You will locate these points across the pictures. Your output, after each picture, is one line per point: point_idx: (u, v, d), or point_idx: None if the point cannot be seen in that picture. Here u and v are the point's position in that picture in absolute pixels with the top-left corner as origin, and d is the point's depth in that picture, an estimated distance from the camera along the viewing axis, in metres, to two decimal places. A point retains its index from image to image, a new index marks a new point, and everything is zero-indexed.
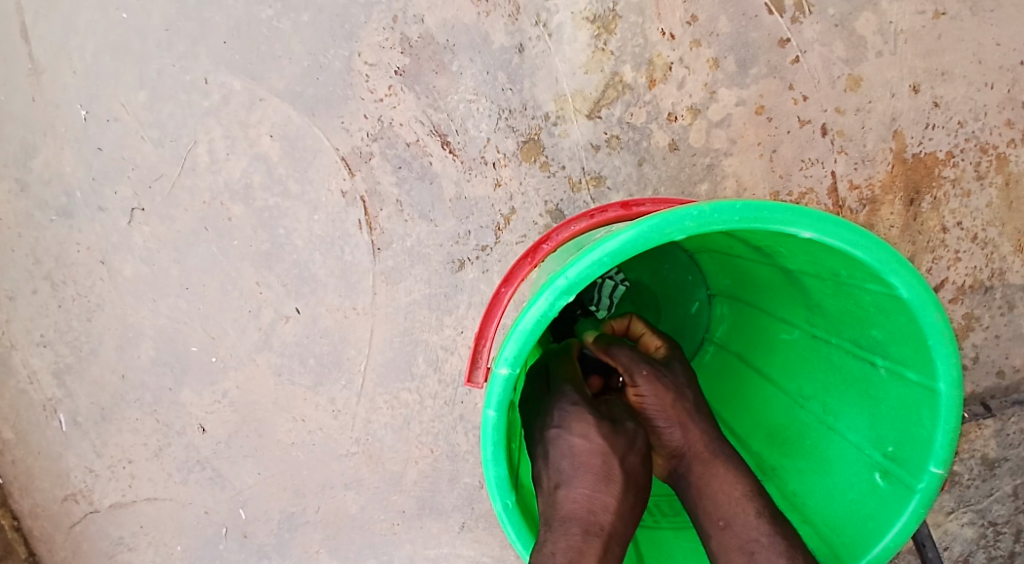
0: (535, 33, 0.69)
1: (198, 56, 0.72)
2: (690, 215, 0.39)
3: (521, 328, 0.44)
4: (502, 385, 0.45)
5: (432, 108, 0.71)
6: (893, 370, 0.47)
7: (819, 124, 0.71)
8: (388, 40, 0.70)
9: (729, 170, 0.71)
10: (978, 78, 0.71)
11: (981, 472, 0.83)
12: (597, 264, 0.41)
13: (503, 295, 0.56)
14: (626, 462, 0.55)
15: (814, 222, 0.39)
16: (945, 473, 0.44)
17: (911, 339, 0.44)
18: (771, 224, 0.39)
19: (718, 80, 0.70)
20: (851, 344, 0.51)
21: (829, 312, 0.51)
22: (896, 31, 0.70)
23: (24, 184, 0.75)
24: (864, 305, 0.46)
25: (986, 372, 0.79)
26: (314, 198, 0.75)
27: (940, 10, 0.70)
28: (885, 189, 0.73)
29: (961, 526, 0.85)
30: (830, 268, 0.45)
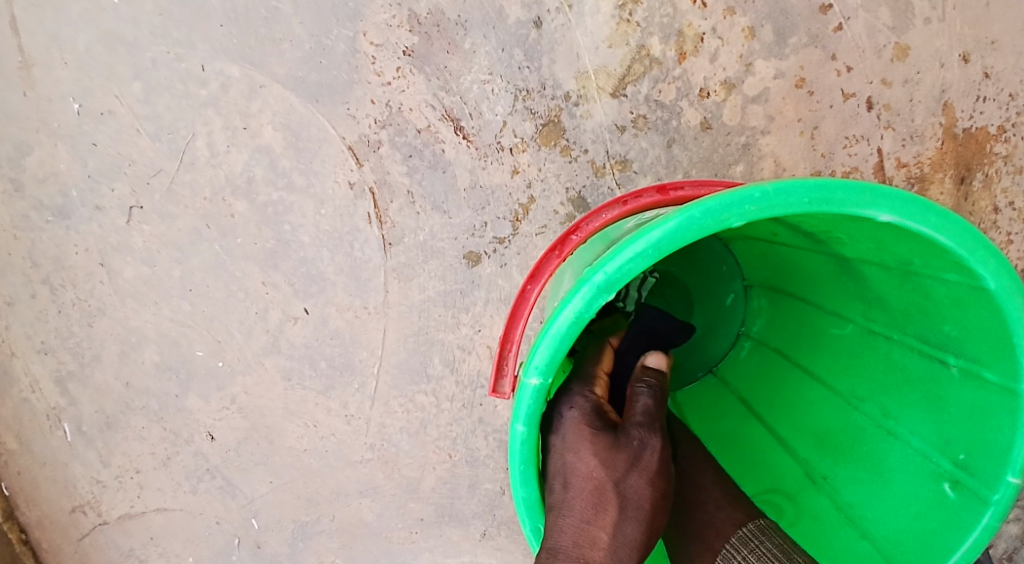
0: (554, 5, 0.65)
1: (195, 43, 0.68)
2: (750, 198, 0.34)
3: (553, 332, 0.39)
4: (533, 396, 0.41)
5: (443, 91, 0.67)
6: (967, 371, 0.42)
7: (864, 97, 0.65)
8: (395, 19, 0.66)
9: (766, 150, 0.66)
10: None
11: None
12: (640, 258, 0.36)
13: (530, 293, 0.52)
14: (622, 484, 0.49)
15: (892, 203, 0.34)
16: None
17: (991, 335, 0.39)
18: (843, 208, 0.34)
19: (754, 51, 0.64)
20: (915, 340, 0.46)
21: (888, 305, 0.46)
22: None
23: (19, 185, 0.72)
24: (935, 296, 0.41)
25: None
26: (321, 191, 0.70)
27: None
28: (935, 167, 0.67)
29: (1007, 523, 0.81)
30: (900, 256, 0.40)
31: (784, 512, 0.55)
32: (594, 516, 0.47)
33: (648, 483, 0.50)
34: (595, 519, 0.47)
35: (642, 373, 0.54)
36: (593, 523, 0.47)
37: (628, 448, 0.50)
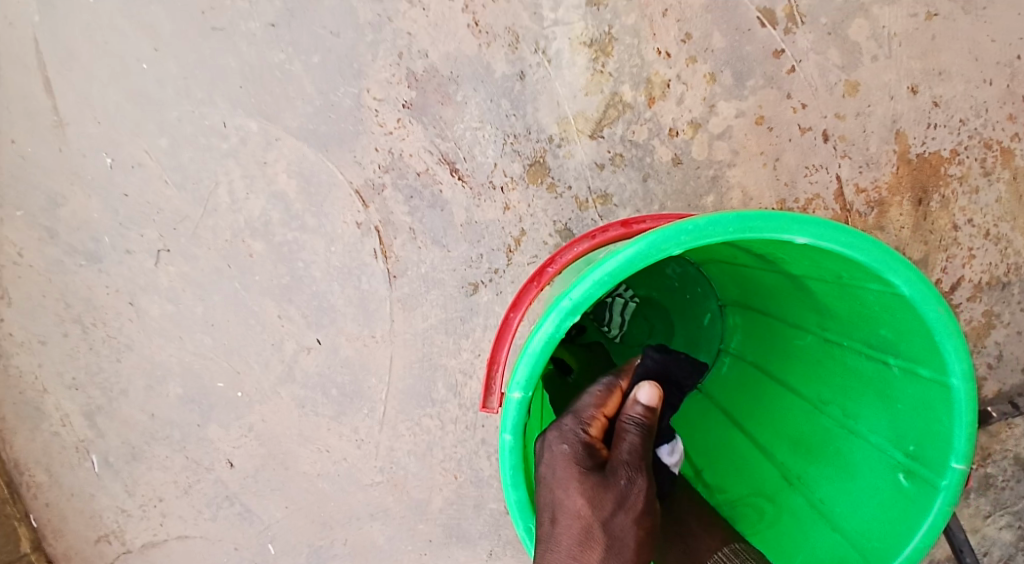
0: (535, 60, 0.72)
1: (216, 102, 0.75)
2: (684, 230, 0.40)
3: (530, 351, 0.45)
4: (517, 408, 0.47)
5: (440, 138, 0.74)
6: (907, 368, 0.48)
7: (819, 131, 0.72)
8: (395, 77, 0.73)
9: (733, 181, 0.72)
10: (977, 75, 0.72)
11: (1016, 473, 0.83)
12: (599, 284, 0.42)
13: (512, 320, 0.57)
14: (609, 524, 0.49)
15: (808, 227, 0.40)
16: (966, 469, 0.45)
17: (919, 335, 0.45)
18: (764, 233, 0.40)
19: (717, 93, 0.71)
20: (862, 345, 0.51)
21: (836, 315, 0.52)
22: (889, 34, 0.71)
23: (53, 233, 0.78)
24: (869, 304, 0.47)
25: (1012, 370, 0.79)
26: (331, 231, 0.77)
27: (934, 12, 0.71)
28: (892, 191, 0.73)
29: (1000, 530, 0.85)
30: (832, 271, 0.46)
31: (767, 512, 0.59)
32: (581, 552, 0.49)
33: (634, 523, 0.50)
34: (581, 556, 0.48)
35: (631, 409, 0.54)
36: (581, 561, 0.48)
37: (615, 487, 0.50)
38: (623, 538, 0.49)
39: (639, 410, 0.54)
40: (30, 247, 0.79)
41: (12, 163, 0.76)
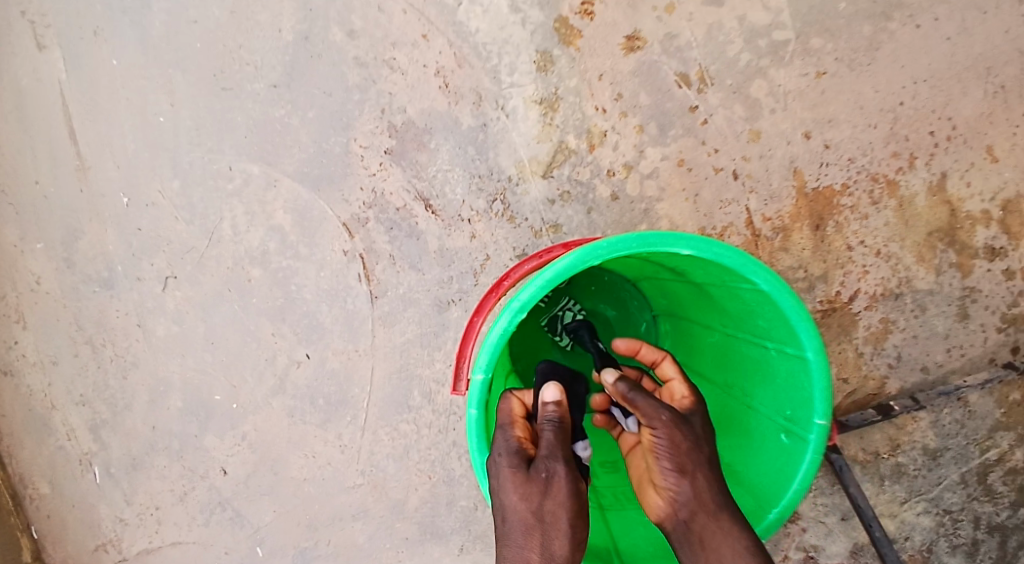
0: (495, 114, 0.86)
1: (224, 148, 0.87)
2: (600, 247, 0.54)
3: (489, 342, 0.58)
4: (480, 387, 0.59)
5: (416, 178, 0.87)
6: (781, 350, 0.61)
7: (730, 171, 0.86)
8: (378, 127, 0.86)
9: (662, 213, 0.87)
10: (863, 121, 0.86)
11: (926, 463, 0.95)
12: (540, 288, 0.55)
13: (476, 323, 0.68)
14: (541, 511, 0.60)
15: (689, 242, 0.54)
16: (828, 423, 0.58)
17: (783, 321, 0.58)
18: (658, 248, 0.54)
19: (645, 141, 0.86)
20: (752, 335, 0.65)
21: (733, 312, 0.66)
22: (785, 91, 0.85)
23: (71, 262, 0.89)
24: (748, 301, 0.61)
25: (911, 369, 0.92)
26: (320, 258, 0.89)
27: (824, 70, 0.85)
28: (793, 219, 0.87)
29: (918, 515, 0.96)
30: (718, 276, 0.60)
31: None
32: (525, 540, 0.59)
33: (561, 505, 0.59)
34: (526, 543, 0.59)
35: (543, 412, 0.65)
36: (526, 546, 0.59)
37: (538, 481, 0.61)
38: (553, 520, 0.59)
39: (546, 408, 0.65)
40: (48, 275, 0.89)
41: (37, 202, 0.88)
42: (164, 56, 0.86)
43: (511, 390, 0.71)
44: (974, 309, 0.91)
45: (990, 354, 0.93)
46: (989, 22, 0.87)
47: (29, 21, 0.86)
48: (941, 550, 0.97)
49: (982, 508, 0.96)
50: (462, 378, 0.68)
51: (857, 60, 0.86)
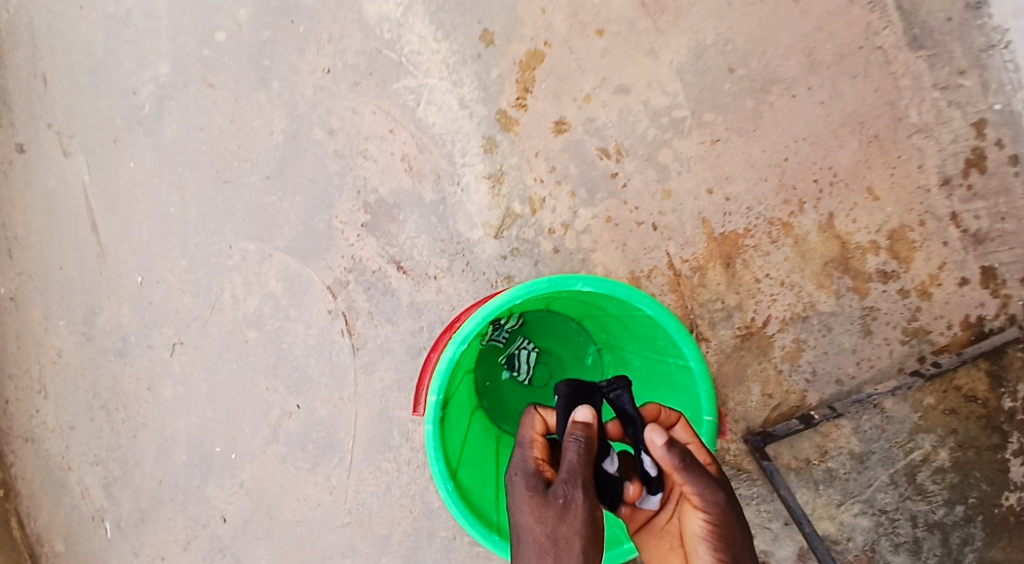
0: (452, 189, 1.03)
1: (224, 231, 1.03)
2: (521, 289, 0.75)
3: (439, 369, 0.77)
4: (433, 405, 0.78)
5: (389, 245, 1.03)
6: (677, 363, 0.80)
7: (650, 224, 1.04)
8: (355, 205, 1.03)
9: (597, 261, 1.04)
10: (755, 176, 1.04)
11: (855, 466, 1.06)
12: (475, 324, 0.76)
13: (432, 357, 0.85)
14: (554, 534, 0.63)
15: (589, 280, 0.75)
16: (715, 417, 0.77)
17: (670, 338, 0.77)
18: (565, 287, 0.76)
19: (578, 203, 1.04)
20: (660, 354, 0.84)
21: (644, 336, 0.85)
22: (687, 157, 1.04)
23: (90, 336, 1.02)
24: (647, 325, 0.81)
25: (826, 382, 1.05)
26: (308, 317, 1.03)
27: (718, 137, 1.04)
28: (707, 259, 1.04)
29: (856, 517, 1.07)
30: (622, 306, 0.81)
31: None
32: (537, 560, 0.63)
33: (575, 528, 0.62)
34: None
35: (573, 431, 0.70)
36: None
37: (554, 505, 0.64)
38: (565, 545, 0.62)
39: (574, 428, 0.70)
40: (69, 349, 1.02)
41: (62, 285, 1.02)
42: (174, 159, 1.03)
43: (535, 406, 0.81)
44: (877, 325, 1.06)
45: (898, 364, 1.07)
46: (858, 84, 1.05)
47: (57, 134, 1.03)
48: (883, 548, 1.07)
49: (917, 507, 1.08)
50: (421, 402, 0.85)
51: (744, 127, 1.04)
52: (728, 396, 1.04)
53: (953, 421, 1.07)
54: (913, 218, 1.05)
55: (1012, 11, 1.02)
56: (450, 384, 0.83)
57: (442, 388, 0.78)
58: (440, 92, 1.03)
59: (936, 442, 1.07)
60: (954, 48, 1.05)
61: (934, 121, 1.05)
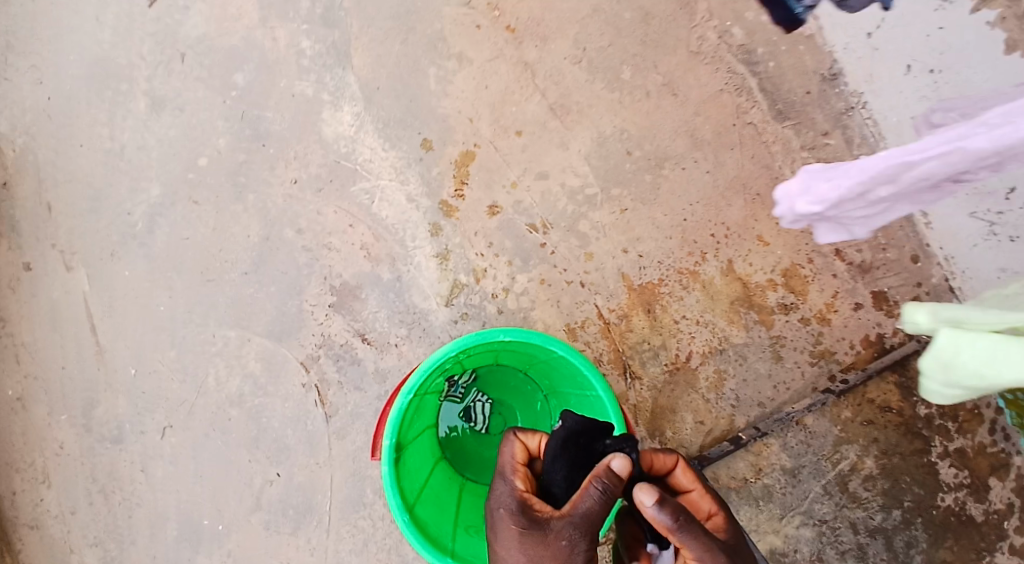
0: (406, 268, 1.21)
1: (208, 322, 1.18)
2: (457, 343, 0.91)
3: (392, 417, 0.90)
4: (389, 449, 0.90)
5: (354, 320, 1.18)
6: (593, 394, 0.97)
7: (578, 281, 1.22)
8: (322, 289, 1.19)
9: (537, 317, 1.21)
10: (662, 234, 1.22)
11: (789, 481, 1.17)
12: (419, 374, 0.89)
13: (388, 411, 0.98)
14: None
15: (509, 332, 0.93)
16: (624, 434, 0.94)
17: (584, 372, 0.95)
18: (492, 338, 0.93)
19: (515, 270, 1.22)
20: (581, 389, 1.01)
21: (568, 375, 1.03)
22: (602, 224, 1.23)
23: (88, 427, 1.16)
24: (567, 364, 0.99)
25: (750, 406, 1.18)
26: (285, 391, 1.16)
27: (626, 207, 1.23)
28: (630, 308, 1.21)
29: (799, 528, 1.17)
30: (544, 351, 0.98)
31: None
32: None
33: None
34: None
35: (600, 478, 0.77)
36: None
37: (553, 546, 0.76)
38: None
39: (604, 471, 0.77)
40: (70, 440, 1.16)
41: (64, 383, 1.17)
42: (163, 265, 1.20)
43: (514, 432, 0.92)
44: (787, 352, 1.19)
45: (813, 383, 1.18)
46: (736, 153, 1.24)
47: (60, 252, 1.20)
48: (829, 555, 1.17)
49: (855, 514, 1.17)
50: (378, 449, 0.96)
51: (647, 197, 1.24)
52: (665, 426, 1.18)
53: (872, 430, 1.17)
54: (802, 257, 1.20)
55: (862, 78, 1.15)
56: (403, 432, 0.95)
57: (395, 433, 0.90)
58: (391, 191, 1.23)
59: (860, 451, 1.17)
60: (816, 115, 1.22)
61: None
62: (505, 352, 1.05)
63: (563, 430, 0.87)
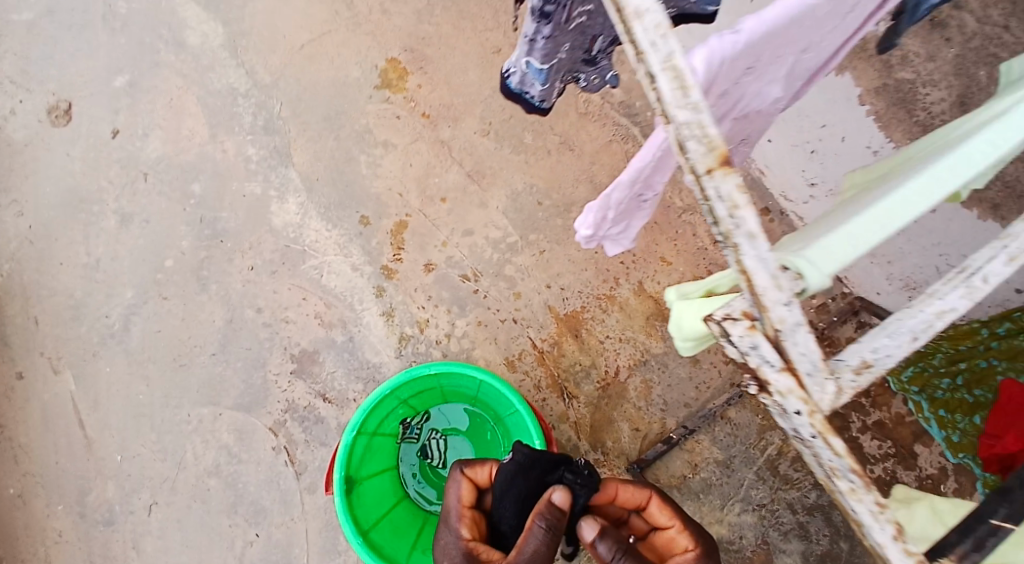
0: (356, 329, 1.36)
1: (184, 403, 1.32)
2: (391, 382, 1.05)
3: (341, 454, 1.02)
4: (339, 483, 1.01)
5: (314, 383, 1.32)
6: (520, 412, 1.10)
7: (511, 319, 1.37)
8: (283, 358, 1.34)
9: (478, 356, 1.36)
10: (578, 268, 1.38)
11: (724, 471, 1.28)
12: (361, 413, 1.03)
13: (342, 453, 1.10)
14: None
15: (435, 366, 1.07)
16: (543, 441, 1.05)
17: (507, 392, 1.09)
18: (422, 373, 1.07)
19: (454, 317, 1.37)
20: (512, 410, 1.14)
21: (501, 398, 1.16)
22: (526, 267, 1.40)
23: (83, 513, 1.28)
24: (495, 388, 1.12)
25: (678, 408, 1.31)
26: (257, 456, 1.29)
27: (544, 249, 1.40)
28: (560, 335, 1.36)
29: (741, 516, 1.26)
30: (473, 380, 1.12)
31: None
32: None
33: None
34: None
35: (541, 513, 0.75)
36: None
37: None
38: None
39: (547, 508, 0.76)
40: (66, 528, 1.28)
41: (58, 476, 1.30)
42: (140, 357, 1.34)
43: (463, 469, 0.90)
44: (703, 355, 1.33)
45: (730, 379, 1.31)
46: None
47: (47, 358, 1.35)
48: (773, 537, 1.25)
49: (789, 495, 1.26)
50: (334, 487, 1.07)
51: (561, 237, 1.41)
52: (605, 437, 1.31)
53: None
54: (702, 270, 1.36)
55: None
56: (355, 469, 1.06)
57: (345, 469, 1.02)
58: (336, 264, 1.40)
59: (782, 434, 1.28)
60: None
61: (694, 200, 1.40)
62: (445, 387, 1.18)
63: (512, 463, 0.82)
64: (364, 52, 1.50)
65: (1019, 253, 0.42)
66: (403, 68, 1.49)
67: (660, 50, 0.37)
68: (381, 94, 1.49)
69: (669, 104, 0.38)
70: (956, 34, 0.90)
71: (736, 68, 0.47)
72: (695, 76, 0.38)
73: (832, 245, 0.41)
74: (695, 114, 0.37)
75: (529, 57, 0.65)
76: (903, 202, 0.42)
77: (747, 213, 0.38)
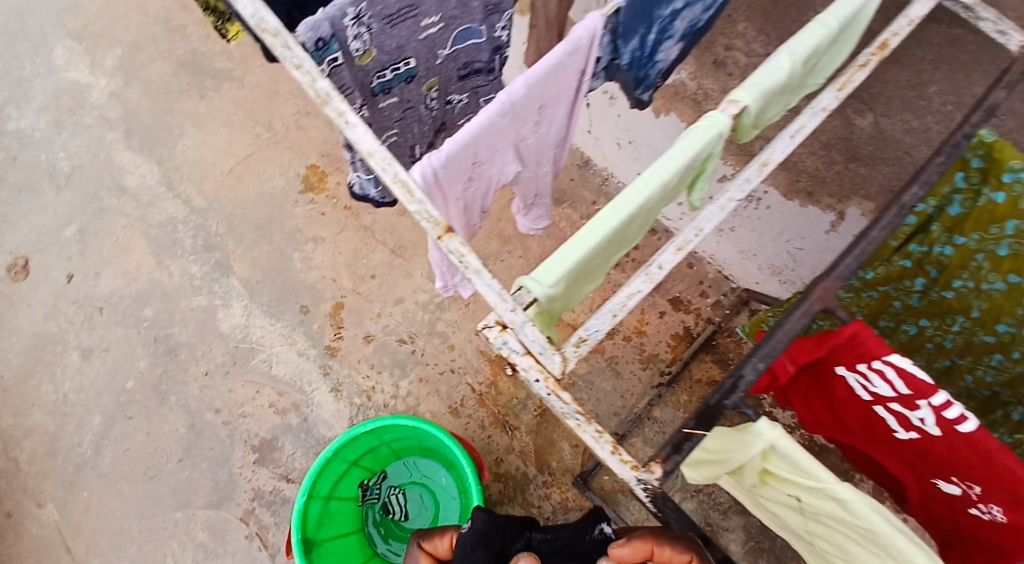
0: (309, 410, 1.48)
1: (160, 510, 1.42)
2: (332, 445, 1.16)
3: (295, 519, 1.11)
4: (298, 545, 1.09)
5: (276, 468, 1.44)
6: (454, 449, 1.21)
7: (449, 369, 1.50)
8: (245, 452, 1.45)
9: (425, 409, 1.48)
10: None
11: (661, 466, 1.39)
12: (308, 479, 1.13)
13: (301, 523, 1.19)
14: None
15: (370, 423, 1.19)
16: (474, 469, 1.16)
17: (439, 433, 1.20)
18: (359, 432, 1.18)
19: (397, 379, 1.50)
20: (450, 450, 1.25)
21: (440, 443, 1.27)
22: (456, 320, 1.54)
23: None
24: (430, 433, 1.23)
25: (610, 416, 1.43)
26: (233, 546, 1.39)
27: (469, 301, 1.54)
28: (495, 374, 1.49)
29: (684, 503, 1.36)
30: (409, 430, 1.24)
31: None
32: None
33: None
34: None
35: None
36: None
37: None
38: None
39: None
40: None
41: None
42: (115, 476, 1.45)
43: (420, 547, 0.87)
44: (623, 366, 1.47)
45: (651, 383, 1.45)
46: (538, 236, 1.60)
47: (29, 494, 1.44)
48: (715, 516, 1.36)
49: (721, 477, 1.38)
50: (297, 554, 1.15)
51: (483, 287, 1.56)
52: (550, 459, 1.42)
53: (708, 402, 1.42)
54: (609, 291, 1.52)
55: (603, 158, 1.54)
56: (314, 532, 1.16)
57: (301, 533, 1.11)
58: (283, 354, 1.53)
59: None
60: (585, 193, 1.61)
61: None
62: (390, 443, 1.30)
63: (472, 533, 0.79)
64: (286, 165, 1.69)
65: (682, 245, 0.56)
66: (322, 172, 1.68)
67: (388, 170, 0.50)
68: (306, 196, 1.66)
69: (404, 204, 0.50)
70: (735, 70, 1.07)
71: (458, 172, 0.56)
72: (419, 182, 0.51)
73: (553, 261, 0.54)
74: (423, 206, 0.50)
75: (357, 173, 0.82)
76: (604, 215, 0.55)
77: (471, 256, 0.50)
